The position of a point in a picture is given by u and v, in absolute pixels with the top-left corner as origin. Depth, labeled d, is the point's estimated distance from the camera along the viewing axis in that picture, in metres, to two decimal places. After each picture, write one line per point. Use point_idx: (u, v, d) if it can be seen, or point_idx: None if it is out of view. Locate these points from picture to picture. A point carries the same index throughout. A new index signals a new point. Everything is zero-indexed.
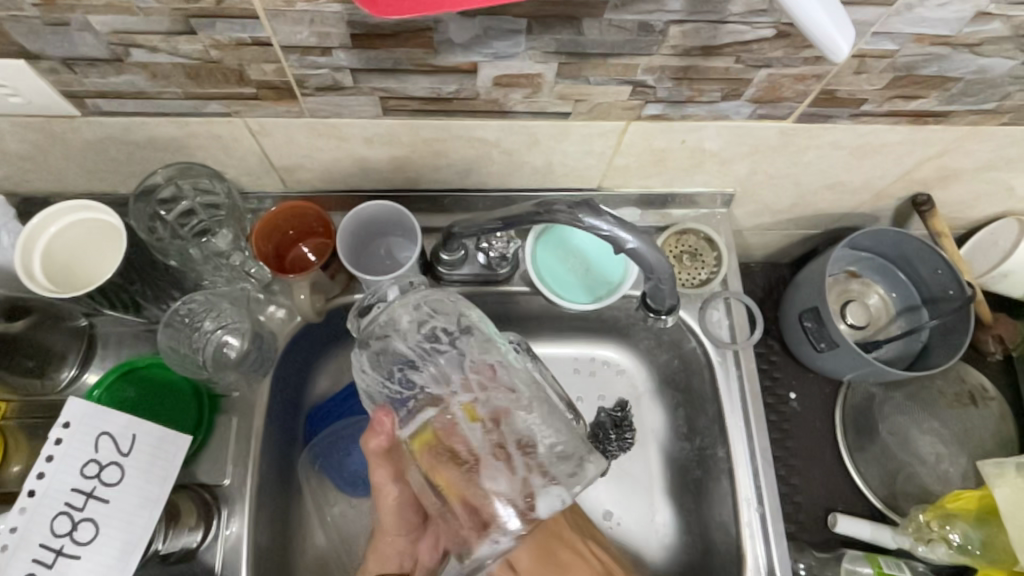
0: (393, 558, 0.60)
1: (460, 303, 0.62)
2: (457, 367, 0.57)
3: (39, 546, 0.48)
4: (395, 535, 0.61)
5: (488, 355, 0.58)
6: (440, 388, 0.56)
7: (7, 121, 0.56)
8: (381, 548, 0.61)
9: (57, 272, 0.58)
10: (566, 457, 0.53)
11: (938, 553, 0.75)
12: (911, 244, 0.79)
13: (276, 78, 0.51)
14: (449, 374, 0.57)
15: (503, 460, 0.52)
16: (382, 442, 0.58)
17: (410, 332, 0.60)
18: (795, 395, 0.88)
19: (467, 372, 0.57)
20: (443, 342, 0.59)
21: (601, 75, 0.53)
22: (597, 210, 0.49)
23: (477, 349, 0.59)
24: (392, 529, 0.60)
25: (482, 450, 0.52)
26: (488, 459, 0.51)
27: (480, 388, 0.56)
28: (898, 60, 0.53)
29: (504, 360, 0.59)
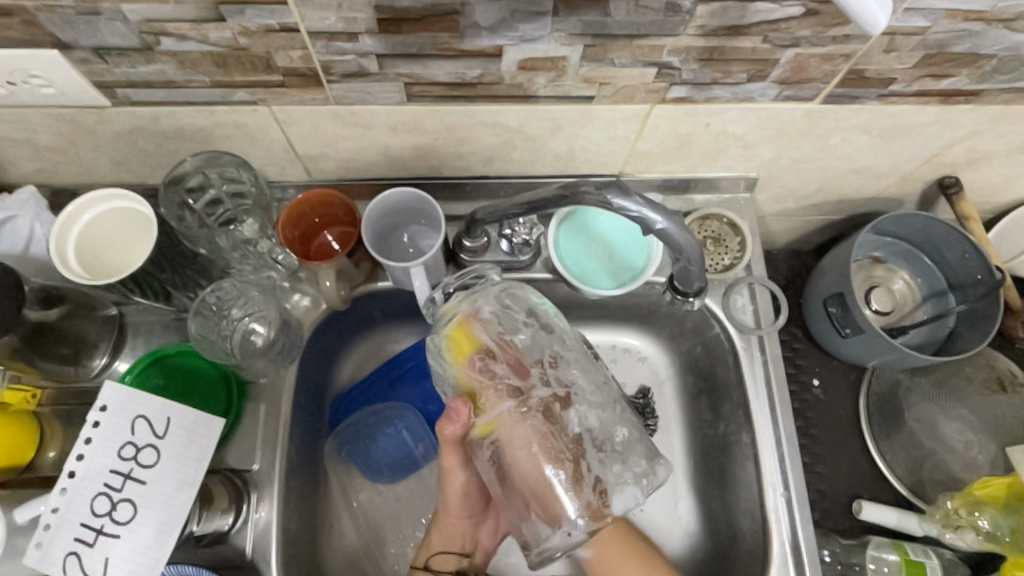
0: (459, 538, 0.66)
1: (520, 290, 0.62)
2: (533, 358, 0.57)
3: (81, 526, 0.50)
4: (459, 518, 0.65)
5: (555, 342, 0.60)
6: (520, 377, 0.56)
7: (39, 113, 0.57)
8: (446, 531, 0.65)
9: (90, 261, 0.59)
10: (627, 441, 0.57)
11: (967, 540, 0.75)
12: (938, 229, 0.78)
13: (303, 65, 0.52)
14: (525, 363, 0.57)
15: (575, 444, 0.54)
16: (457, 431, 0.56)
17: (485, 321, 0.58)
18: (819, 382, 0.88)
19: (543, 362, 0.58)
20: (516, 327, 0.59)
21: (626, 57, 0.53)
22: (625, 192, 0.49)
23: (546, 334, 0.60)
24: (459, 514, 0.64)
25: (556, 433, 0.54)
26: (558, 441, 0.54)
27: (554, 374, 0.57)
28: (929, 37, 0.52)
29: (567, 345, 0.60)
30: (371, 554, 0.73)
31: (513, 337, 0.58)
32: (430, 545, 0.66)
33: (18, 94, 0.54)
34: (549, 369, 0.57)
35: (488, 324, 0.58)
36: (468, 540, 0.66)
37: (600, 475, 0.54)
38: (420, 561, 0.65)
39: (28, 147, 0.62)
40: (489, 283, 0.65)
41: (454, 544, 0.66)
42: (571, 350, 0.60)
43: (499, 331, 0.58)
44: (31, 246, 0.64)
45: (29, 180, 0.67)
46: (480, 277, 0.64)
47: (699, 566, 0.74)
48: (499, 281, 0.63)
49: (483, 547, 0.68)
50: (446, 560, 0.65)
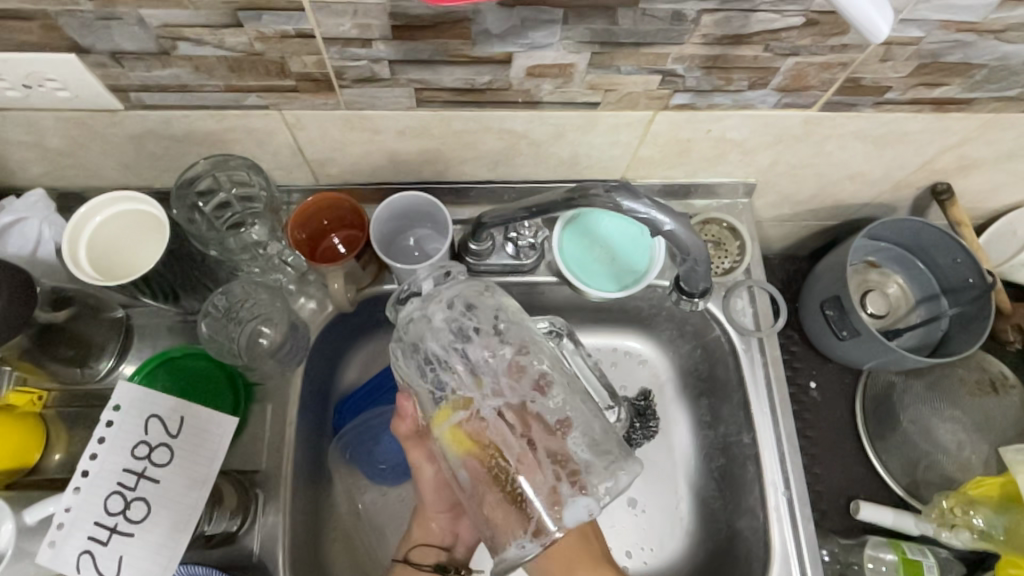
0: (438, 532, 0.67)
1: (493, 291, 0.61)
2: (488, 366, 0.55)
3: (95, 524, 0.51)
4: (439, 511, 0.66)
5: (528, 340, 0.58)
6: (470, 387, 0.54)
7: (52, 117, 0.57)
8: (425, 524, 0.66)
9: (101, 262, 0.59)
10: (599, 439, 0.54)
11: (962, 538, 0.76)
12: (931, 234, 0.80)
13: (316, 70, 0.53)
14: (477, 373, 0.54)
15: (539, 446, 0.52)
16: (410, 426, 0.62)
17: (441, 330, 0.57)
18: (815, 384, 0.89)
19: (512, 365, 0.56)
20: (471, 331, 0.57)
21: (631, 64, 0.54)
22: (635, 193, 0.50)
23: (519, 334, 0.58)
24: (436, 508, 0.66)
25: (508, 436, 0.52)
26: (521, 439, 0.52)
27: (521, 371, 0.56)
28: (924, 47, 0.54)
29: (534, 341, 0.59)
30: (374, 556, 0.73)
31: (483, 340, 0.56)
32: (411, 538, 0.67)
33: (32, 98, 0.54)
34: (520, 368, 0.56)
35: (457, 325, 0.57)
36: (448, 536, 0.67)
37: (561, 479, 0.51)
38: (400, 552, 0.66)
39: (37, 150, 0.62)
40: (461, 275, 0.62)
41: (435, 537, 0.67)
42: (542, 348, 0.59)
43: (452, 339, 0.56)
44: (40, 247, 0.64)
45: (37, 183, 0.68)
46: (450, 274, 0.62)
47: (701, 567, 0.75)
48: (467, 282, 0.61)
49: (464, 542, 0.68)
50: (427, 552, 0.66)
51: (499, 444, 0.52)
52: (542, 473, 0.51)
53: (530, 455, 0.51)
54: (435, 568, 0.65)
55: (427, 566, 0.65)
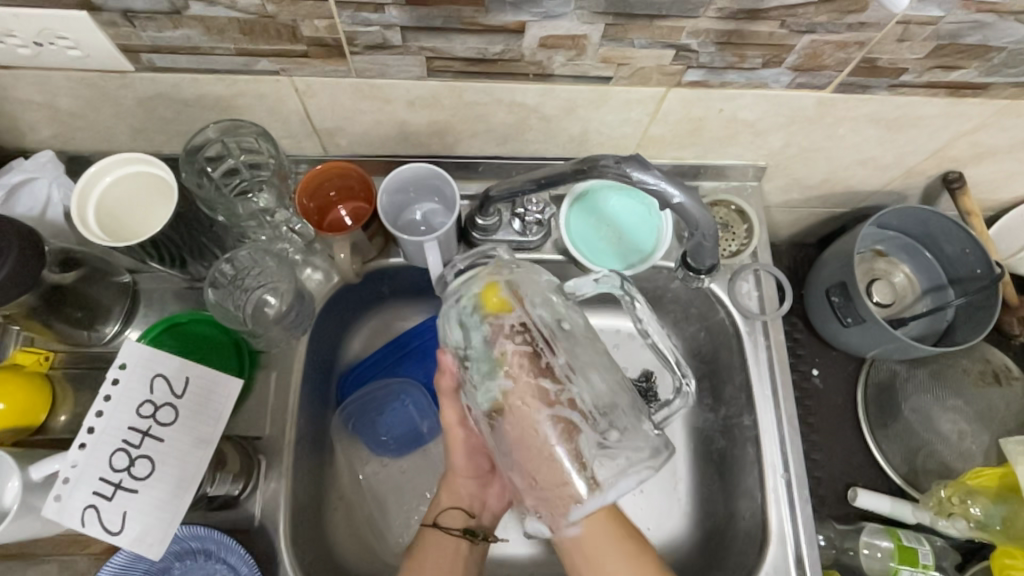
0: (467, 498, 0.66)
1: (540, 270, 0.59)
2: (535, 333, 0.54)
3: (99, 480, 0.51)
4: (469, 476, 0.65)
5: (571, 318, 0.57)
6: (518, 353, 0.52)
7: (62, 76, 0.57)
8: (454, 488, 0.65)
9: (112, 223, 0.60)
10: (631, 421, 0.53)
11: (959, 527, 0.77)
12: (941, 223, 0.80)
13: (327, 35, 0.52)
14: (519, 335, 0.53)
15: (574, 424, 0.51)
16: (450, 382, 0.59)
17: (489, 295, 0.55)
18: (818, 371, 0.90)
19: (558, 351, 0.54)
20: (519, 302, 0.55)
21: (646, 37, 0.54)
22: (644, 164, 0.50)
23: (563, 317, 0.57)
24: (465, 472, 0.65)
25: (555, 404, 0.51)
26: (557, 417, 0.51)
27: (563, 355, 0.54)
28: (942, 28, 0.53)
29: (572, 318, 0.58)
30: (374, 526, 0.73)
31: (539, 326, 0.54)
32: (440, 502, 0.65)
33: (42, 56, 0.54)
34: (560, 358, 0.53)
35: (515, 307, 0.54)
36: (476, 501, 0.66)
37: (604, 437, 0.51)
38: (430, 518, 0.64)
39: (48, 111, 0.62)
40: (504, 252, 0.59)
41: (463, 501, 0.65)
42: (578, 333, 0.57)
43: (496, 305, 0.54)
44: (49, 209, 0.65)
45: (47, 145, 0.68)
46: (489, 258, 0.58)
47: (697, 546, 0.75)
48: (513, 261, 0.58)
49: (490, 510, 0.67)
50: (455, 516, 0.64)
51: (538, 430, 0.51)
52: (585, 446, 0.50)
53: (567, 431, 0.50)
54: (464, 533, 0.63)
55: (457, 531, 0.63)
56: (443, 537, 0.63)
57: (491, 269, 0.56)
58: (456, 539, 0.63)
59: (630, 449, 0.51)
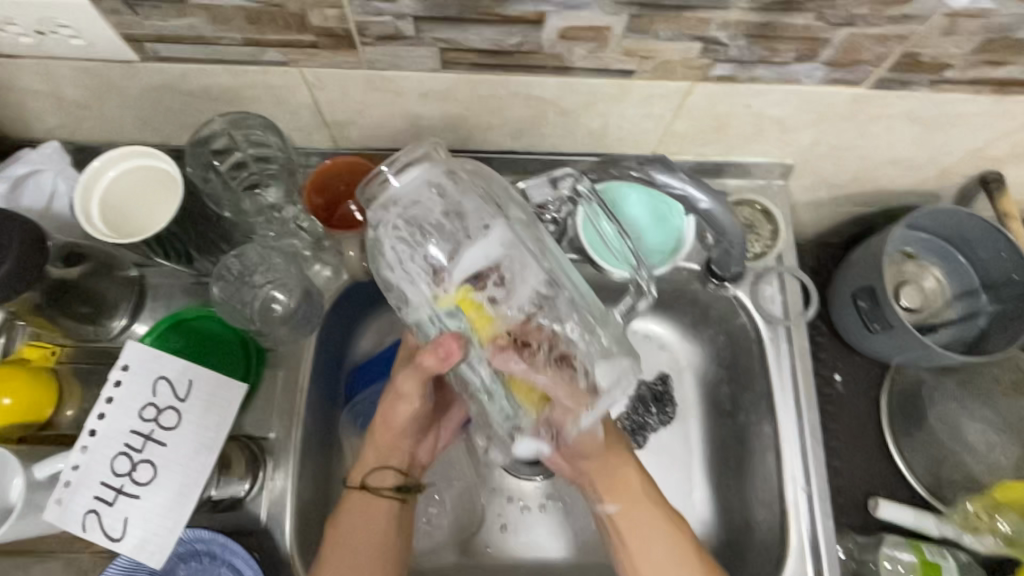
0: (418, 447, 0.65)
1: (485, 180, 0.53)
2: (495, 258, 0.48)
3: (101, 485, 0.51)
4: (399, 436, 0.60)
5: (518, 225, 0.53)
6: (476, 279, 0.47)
7: (66, 66, 0.55)
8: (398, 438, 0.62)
9: (114, 220, 0.58)
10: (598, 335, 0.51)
11: (986, 543, 0.75)
12: (976, 225, 0.76)
13: (337, 25, 0.50)
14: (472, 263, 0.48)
15: (541, 342, 0.47)
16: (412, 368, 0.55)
17: (439, 224, 0.49)
18: (841, 377, 0.86)
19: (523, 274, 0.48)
20: (475, 229, 0.49)
21: (673, 30, 0.51)
22: (670, 167, 0.47)
23: (519, 229, 0.51)
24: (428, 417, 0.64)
25: (526, 329, 0.47)
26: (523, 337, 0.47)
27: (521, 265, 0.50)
28: (993, 21, 0.49)
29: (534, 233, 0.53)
30: None
31: (502, 250, 0.49)
32: (367, 461, 0.61)
33: (45, 44, 0.53)
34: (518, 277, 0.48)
35: (471, 237, 0.49)
36: (408, 458, 0.63)
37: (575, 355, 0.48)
38: (358, 478, 0.61)
39: (53, 101, 0.61)
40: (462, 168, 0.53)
41: (394, 459, 0.62)
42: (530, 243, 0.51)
43: (449, 229, 0.49)
44: (54, 201, 0.63)
45: (53, 136, 0.67)
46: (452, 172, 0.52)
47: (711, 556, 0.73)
48: (473, 180, 0.52)
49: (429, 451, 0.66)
50: (386, 476, 0.61)
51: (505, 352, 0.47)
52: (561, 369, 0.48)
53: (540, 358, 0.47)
54: (396, 492, 0.61)
55: (388, 491, 0.61)
56: (372, 499, 0.60)
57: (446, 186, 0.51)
58: (388, 499, 0.61)
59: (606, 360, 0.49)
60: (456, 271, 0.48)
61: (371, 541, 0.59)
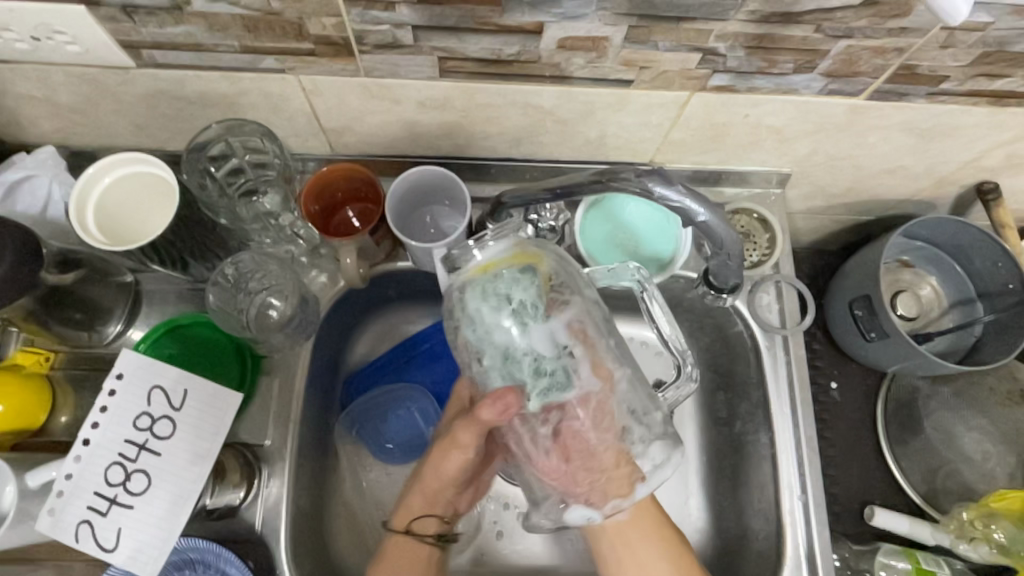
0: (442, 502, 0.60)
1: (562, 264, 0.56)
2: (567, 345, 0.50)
3: (94, 494, 0.50)
4: (445, 486, 0.58)
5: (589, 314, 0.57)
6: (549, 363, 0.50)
7: (61, 71, 0.55)
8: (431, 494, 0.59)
9: (109, 226, 0.57)
10: (652, 413, 0.53)
11: (981, 552, 0.73)
12: (972, 235, 0.76)
13: (335, 33, 0.50)
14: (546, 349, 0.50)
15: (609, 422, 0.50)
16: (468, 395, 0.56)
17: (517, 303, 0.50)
18: (836, 385, 0.87)
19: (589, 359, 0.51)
20: (552, 310, 0.51)
21: (671, 40, 0.51)
22: (667, 180, 0.48)
23: (589, 310, 0.53)
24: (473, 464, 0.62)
25: (594, 412, 0.50)
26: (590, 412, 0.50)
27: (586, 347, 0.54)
28: (989, 34, 0.50)
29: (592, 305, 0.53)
30: (377, 535, 0.71)
31: (574, 337, 0.51)
32: (411, 508, 0.60)
33: (41, 51, 0.52)
34: (585, 361, 0.51)
35: (548, 320, 0.50)
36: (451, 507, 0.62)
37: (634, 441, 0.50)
38: (402, 523, 0.60)
39: (48, 106, 0.60)
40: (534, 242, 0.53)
41: (437, 506, 0.61)
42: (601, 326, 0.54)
43: (528, 309, 0.50)
44: (50, 207, 0.63)
45: (48, 140, 0.66)
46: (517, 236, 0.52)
47: (706, 564, 0.73)
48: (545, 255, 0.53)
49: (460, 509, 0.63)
50: (429, 523, 0.60)
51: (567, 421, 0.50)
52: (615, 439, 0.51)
53: (604, 444, 0.49)
54: (438, 540, 0.61)
55: (429, 537, 0.60)
56: (415, 545, 0.59)
57: (528, 260, 0.51)
58: (429, 547, 0.60)
59: (660, 444, 0.52)
60: (535, 356, 0.50)
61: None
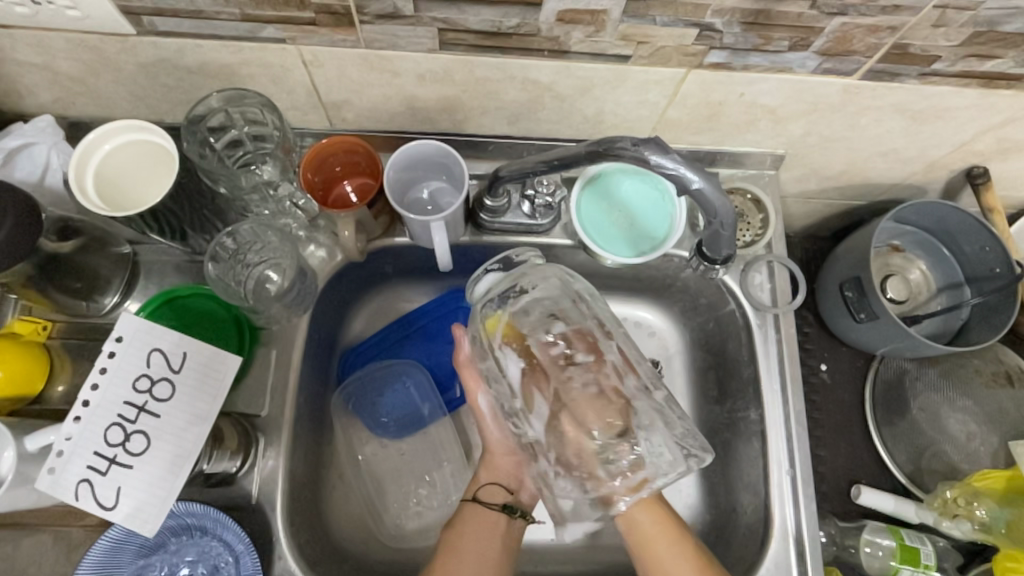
0: (506, 474, 0.66)
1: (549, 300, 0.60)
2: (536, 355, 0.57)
3: (94, 454, 0.51)
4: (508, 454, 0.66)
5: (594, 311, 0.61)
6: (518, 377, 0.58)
7: (61, 38, 0.55)
8: (492, 464, 0.66)
9: (109, 194, 0.58)
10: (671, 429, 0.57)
11: (963, 529, 0.76)
12: (959, 218, 0.77)
13: (337, 2, 0.50)
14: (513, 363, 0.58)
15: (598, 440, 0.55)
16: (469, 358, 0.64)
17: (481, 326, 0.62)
18: (826, 367, 0.88)
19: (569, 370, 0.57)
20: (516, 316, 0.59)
21: (669, 15, 0.52)
22: (663, 148, 0.48)
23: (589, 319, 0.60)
24: (500, 448, 0.66)
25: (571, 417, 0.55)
26: (550, 452, 0.56)
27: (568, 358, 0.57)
28: (981, 14, 0.50)
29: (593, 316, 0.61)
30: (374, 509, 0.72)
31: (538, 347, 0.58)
32: (479, 478, 0.66)
33: (41, 15, 0.52)
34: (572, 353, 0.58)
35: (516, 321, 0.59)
36: (515, 479, 0.66)
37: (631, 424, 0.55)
38: (471, 490, 0.66)
39: (47, 73, 0.60)
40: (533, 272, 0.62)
41: (503, 477, 0.66)
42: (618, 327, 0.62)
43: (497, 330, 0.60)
44: (47, 174, 0.63)
45: (46, 110, 0.66)
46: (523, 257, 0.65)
47: (697, 539, 0.74)
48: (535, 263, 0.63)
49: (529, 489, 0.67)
50: (493, 492, 0.65)
51: (535, 459, 0.59)
52: (587, 447, 0.54)
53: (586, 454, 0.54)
54: (502, 509, 0.64)
55: (496, 505, 0.64)
56: (483, 511, 0.64)
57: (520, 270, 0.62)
58: (496, 514, 0.64)
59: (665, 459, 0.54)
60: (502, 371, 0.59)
61: (480, 542, 0.61)
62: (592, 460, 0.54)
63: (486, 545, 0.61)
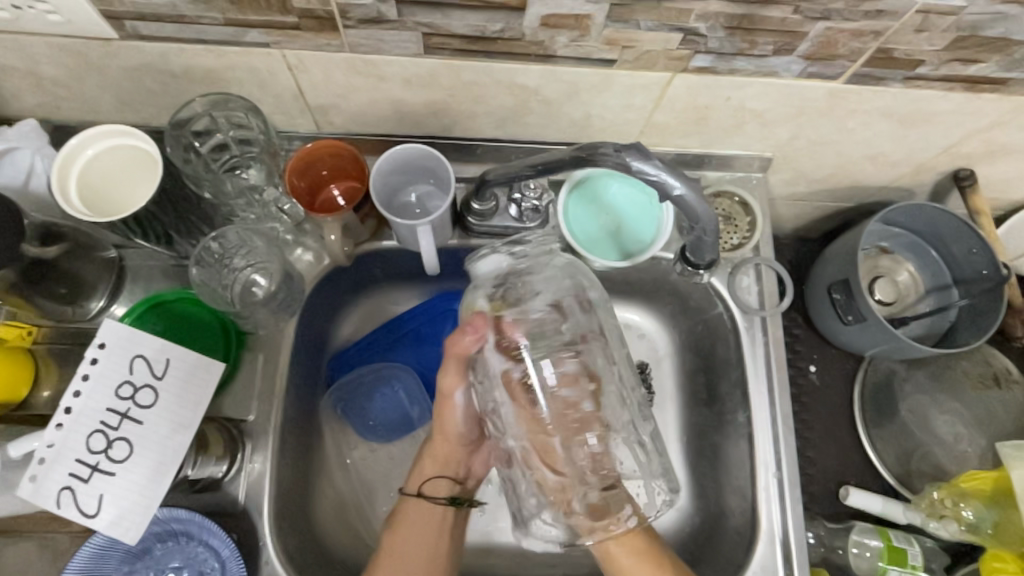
0: (455, 464, 0.67)
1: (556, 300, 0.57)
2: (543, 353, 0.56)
3: (76, 462, 0.50)
4: (455, 448, 0.66)
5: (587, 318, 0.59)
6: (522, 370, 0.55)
7: (44, 42, 0.55)
8: (436, 456, 0.66)
9: (93, 200, 0.58)
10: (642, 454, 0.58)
11: (950, 529, 0.75)
12: (947, 221, 0.77)
13: (320, 7, 0.50)
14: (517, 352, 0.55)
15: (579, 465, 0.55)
16: (465, 347, 0.56)
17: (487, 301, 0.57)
18: (816, 368, 0.89)
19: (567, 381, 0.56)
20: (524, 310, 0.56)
21: (653, 19, 0.51)
22: (645, 154, 0.48)
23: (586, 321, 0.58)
24: (455, 442, 0.66)
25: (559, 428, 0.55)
26: (527, 462, 0.56)
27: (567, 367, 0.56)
28: (963, 19, 0.51)
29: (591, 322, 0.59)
30: (363, 513, 0.73)
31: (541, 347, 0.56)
32: (423, 471, 0.67)
33: (23, 20, 0.52)
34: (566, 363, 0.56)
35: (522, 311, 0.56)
36: (465, 468, 0.68)
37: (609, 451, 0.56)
38: (415, 486, 0.66)
39: (30, 78, 0.60)
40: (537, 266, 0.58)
41: (449, 469, 0.67)
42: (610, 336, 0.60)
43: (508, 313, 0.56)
44: (32, 179, 0.63)
45: (31, 114, 0.66)
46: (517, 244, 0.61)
47: (686, 541, 0.75)
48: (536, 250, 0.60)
49: (474, 475, 0.70)
50: (440, 485, 0.67)
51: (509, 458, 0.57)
52: (552, 449, 0.55)
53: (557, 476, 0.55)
54: (450, 502, 0.66)
55: (441, 499, 0.66)
56: (429, 508, 0.65)
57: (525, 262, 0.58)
58: (441, 508, 0.65)
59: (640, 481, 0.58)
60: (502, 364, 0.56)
61: (424, 539, 0.62)
62: (569, 480, 0.55)
63: (430, 541, 0.63)
